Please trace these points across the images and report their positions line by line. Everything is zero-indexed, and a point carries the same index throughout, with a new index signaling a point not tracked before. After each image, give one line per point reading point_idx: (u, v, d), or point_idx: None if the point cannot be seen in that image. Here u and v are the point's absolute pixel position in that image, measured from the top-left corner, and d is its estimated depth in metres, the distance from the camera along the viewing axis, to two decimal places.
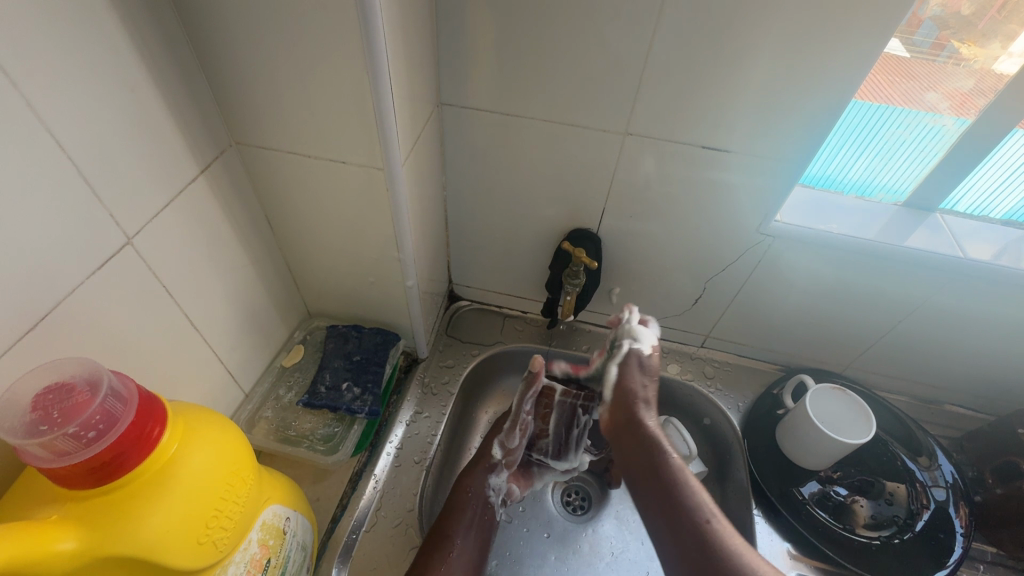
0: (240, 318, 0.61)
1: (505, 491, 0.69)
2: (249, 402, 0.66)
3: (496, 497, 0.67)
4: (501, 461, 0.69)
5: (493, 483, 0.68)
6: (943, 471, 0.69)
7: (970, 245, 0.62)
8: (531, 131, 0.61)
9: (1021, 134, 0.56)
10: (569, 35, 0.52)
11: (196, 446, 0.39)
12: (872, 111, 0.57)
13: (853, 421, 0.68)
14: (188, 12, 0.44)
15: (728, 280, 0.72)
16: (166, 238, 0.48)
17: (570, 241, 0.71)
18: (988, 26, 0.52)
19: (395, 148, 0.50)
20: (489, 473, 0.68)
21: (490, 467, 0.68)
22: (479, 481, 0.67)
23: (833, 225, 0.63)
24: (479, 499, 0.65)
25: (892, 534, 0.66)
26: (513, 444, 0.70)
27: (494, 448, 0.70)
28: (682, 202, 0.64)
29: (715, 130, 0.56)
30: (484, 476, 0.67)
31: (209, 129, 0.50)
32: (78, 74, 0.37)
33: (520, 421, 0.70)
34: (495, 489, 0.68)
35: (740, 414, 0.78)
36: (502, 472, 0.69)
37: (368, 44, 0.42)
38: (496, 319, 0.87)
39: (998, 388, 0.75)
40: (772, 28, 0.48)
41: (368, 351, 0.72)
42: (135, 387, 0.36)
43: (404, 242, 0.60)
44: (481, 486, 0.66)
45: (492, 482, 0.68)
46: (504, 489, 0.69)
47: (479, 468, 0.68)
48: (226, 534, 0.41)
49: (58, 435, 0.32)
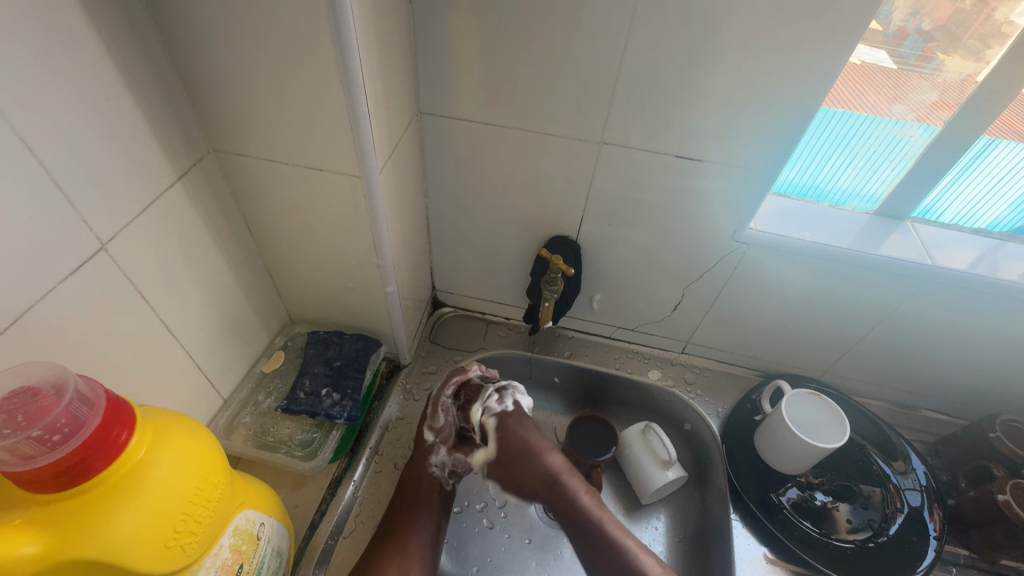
0: (219, 324, 0.61)
1: (451, 463, 0.68)
2: (227, 407, 0.66)
3: (441, 474, 0.68)
4: (436, 441, 0.68)
5: (435, 461, 0.67)
6: (917, 474, 0.70)
7: (941, 253, 0.63)
8: (508, 140, 0.62)
9: (1001, 145, 0.57)
10: (543, 47, 0.54)
11: (165, 450, 0.39)
12: (847, 121, 0.59)
13: (827, 426, 0.69)
14: (165, 22, 0.45)
15: (705, 287, 0.73)
16: (142, 242, 0.48)
17: (549, 247, 0.71)
18: (971, 40, 0.52)
19: (372, 156, 0.51)
20: (427, 455, 0.67)
21: (426, 450, 0.68)
22: (417, 466, 0.67)
23: (806, 233, 0.64)
24: (424, 482, 0.66)
25: (868, 538, 0.67)
26: (440, 423, 0.68)
27: (426, 432, 0.69)
28: (657, 210, 0.65)
29: (688, 139, 0.58)
30: (422, 459, 0.67)
31: (187, 136, 0.51)
32: (53, 82, 0.38)
33: (441, 402, 0.69)
34: (439, 466, 0.68)
35: (719, 419, 0.79)
36: (440, 449, 0.68)
37: (342, 55, 0.43)
38: (479, 326, 0.88)
39: (971, 393, 0.76)
40: (738, 42, 0.50)
41: (349, 357, 0.72)
42: (103, 391, 0.37)
43: (383, 250, 0.61)
44: (421, 469, 0.66)
45: (433, 461, 0.67)
46: (449, 462, 0.68)
47: (416, 456, 0.67)
48: (195, 538, 0.41)
49: (22, 438, 0.32)
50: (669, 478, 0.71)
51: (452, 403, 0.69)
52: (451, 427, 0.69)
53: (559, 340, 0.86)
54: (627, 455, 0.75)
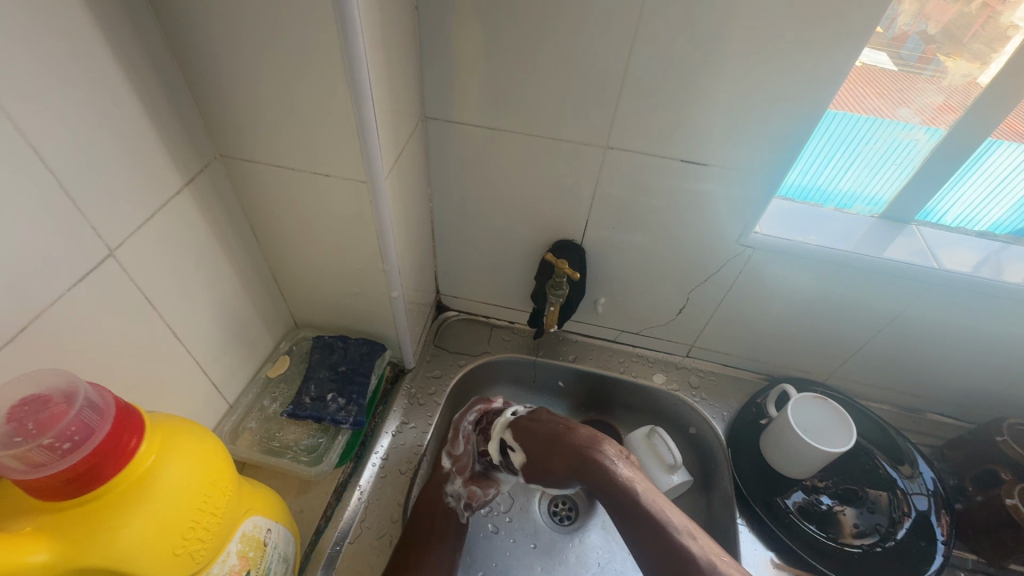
0: (225, 329, 0.61)
1: (467, 494, 0.68)
2: (233, 413, 0.66)
3: (457, 504, 0.67)
4: (453, 469, 0.69)
5: (449, 491, 0.68)
6: (924, 479, 0.70)
7: (946, 256, 0.63)
8: (513, 144, 0.62)
9: (1004, 147, 0.57)
10: (547, 52, 0.54)
11: (174, 457, 0.39)
12: (853, 124, 0.59)
13: (833, 429, 0.68)
14: (172, 29, 0.45)
15: (710, 291, 0.73)
16: (150, 248, 0.48)
17: (554, 251, 0.71)
18: (971, 40, 0.52)
19: (378, 162, 0.51)
20: (443, 483, 0.68)
21: (443, 478, 0.68)
22: (433, 493, 0.67)
23: (812, 236, 0.64)
24: (439, 509, 0.66)
25: (876, 542, 0.67)
26: (460, 450, 0.71)
27: (444, 458, 0.70)
28: (662, 215, 0.65)
29: (693, 143, 0.58)
30: (438, 486, 0.67)
31: (193, 142, 0.51)
32: (61, 90, 0.38)
33: (461, 429, 0.72)
34: (455, 497, 0.68)
35: (725, 423, 0.79)
36: (456, 478, 0.69)
37: (349, 62, 0.43)
38: (483, 330, 0.88)
39: (977, 396, 0.76)
40: (742, 46, 0.50)
41: (354, 362, 0.72)
42: (113, 398, 0.36)
43: (389, 254, 0.60)
44: (436, 495, 0.67)
45: (449, 490, 0.68)
46: (465, 494, 0.68)
47: (433, 482, 0.68)
48: (204, 545, 0.41)
49: (33, 447, 0.32)
50: (675, 482, 0.71)
51: (471, 430, 0.72)
52: (470, 456, 0.70)
53: (563, 343, 0.86)
54: None
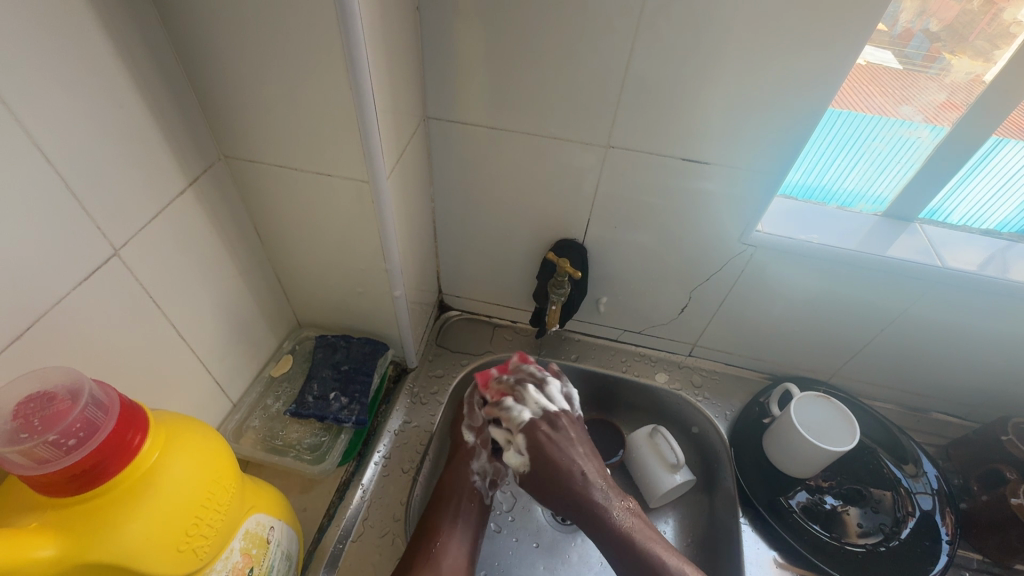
0: (229, 328, 0.62)
1: (491, 471, 0.69)
2: (236, 411, 0.66)
3: (482, 481, 0.68)
4: (476, 444, 0.70)
5: (476, 467, 0.68)
6: (928, 478, 0.70)
7: (950, 254, 0.62)
8: (515, 143, 0.63)
9: (1012, 146, 0.57)
10: (548, 51, 0.54)
11: (177, 455, 0.39)
12: (857, 122, 0.59)
13: (837, 428, 0.68)
14: (175, 29, 0.45)
15: (713, 290, 0.73)
16: (155, 247, 0.49)
17: (555, 250, 0.71)
18: (976, 38, 0.52)
19: (380, 162, 0.51)
20: (468, 459, 0.69)
21: (467, 454, 0.69)
22: (459, 467, 0.68)
23: (814, 235, 0.64)
24: (464, 488, 0.66)
25: (879, 542, 0.66)
26: (478, 423, 0.71)
27: (465, 434, 0.71)
28: (664, 214, 0.65)
29: (695, 142, 0.58)
30: (464, 464, 0.68)
31: (197, 142, 0.52)
32: (65, 91, 0.38)
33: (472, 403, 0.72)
34: (480, 473, 0.68)
35: (727, 423, 0.79)
36: (481, 453, 0.69)
37: (351, 62, 0.44)
38: (485, 329, 0.88)
39: (982, 395, 0.76)
40: (743, 44, 0.50)
41: (357, 361, 0.72)
42: (118, 395, 0.37)
43: (391, 254, 0.61)
44: (461, 474, 0.67)
45: (475, 466, 0.68)
46: (490, 470, 0.69)
47: (457, 460, 0.68)
48: (206, 542, 0.41)
49: (38, 443, 0.33)
50: (677, 481, 0.71)
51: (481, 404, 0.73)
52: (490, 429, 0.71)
53: (566, 343, 0.86)
54: (635, 459, 0.74)
